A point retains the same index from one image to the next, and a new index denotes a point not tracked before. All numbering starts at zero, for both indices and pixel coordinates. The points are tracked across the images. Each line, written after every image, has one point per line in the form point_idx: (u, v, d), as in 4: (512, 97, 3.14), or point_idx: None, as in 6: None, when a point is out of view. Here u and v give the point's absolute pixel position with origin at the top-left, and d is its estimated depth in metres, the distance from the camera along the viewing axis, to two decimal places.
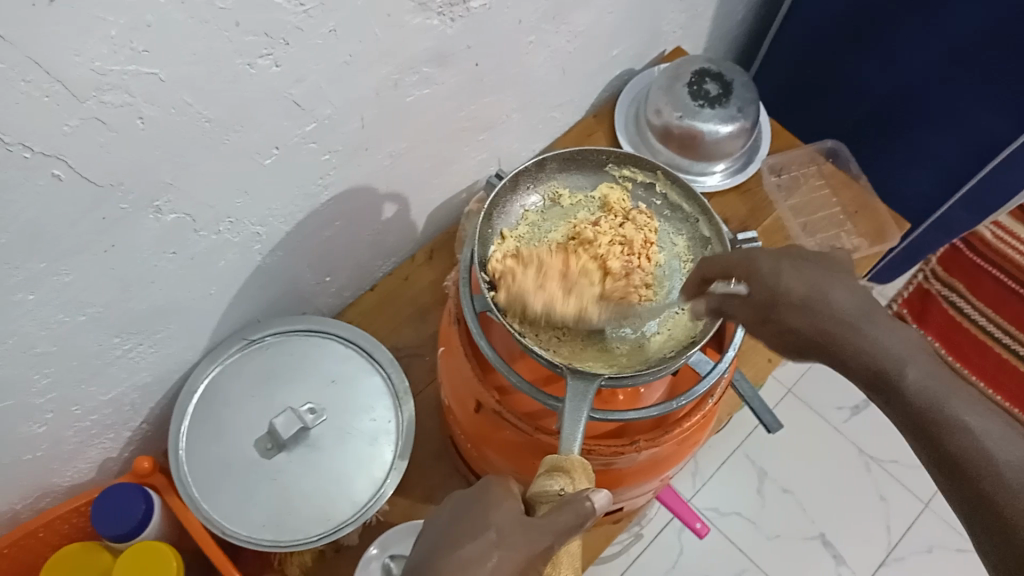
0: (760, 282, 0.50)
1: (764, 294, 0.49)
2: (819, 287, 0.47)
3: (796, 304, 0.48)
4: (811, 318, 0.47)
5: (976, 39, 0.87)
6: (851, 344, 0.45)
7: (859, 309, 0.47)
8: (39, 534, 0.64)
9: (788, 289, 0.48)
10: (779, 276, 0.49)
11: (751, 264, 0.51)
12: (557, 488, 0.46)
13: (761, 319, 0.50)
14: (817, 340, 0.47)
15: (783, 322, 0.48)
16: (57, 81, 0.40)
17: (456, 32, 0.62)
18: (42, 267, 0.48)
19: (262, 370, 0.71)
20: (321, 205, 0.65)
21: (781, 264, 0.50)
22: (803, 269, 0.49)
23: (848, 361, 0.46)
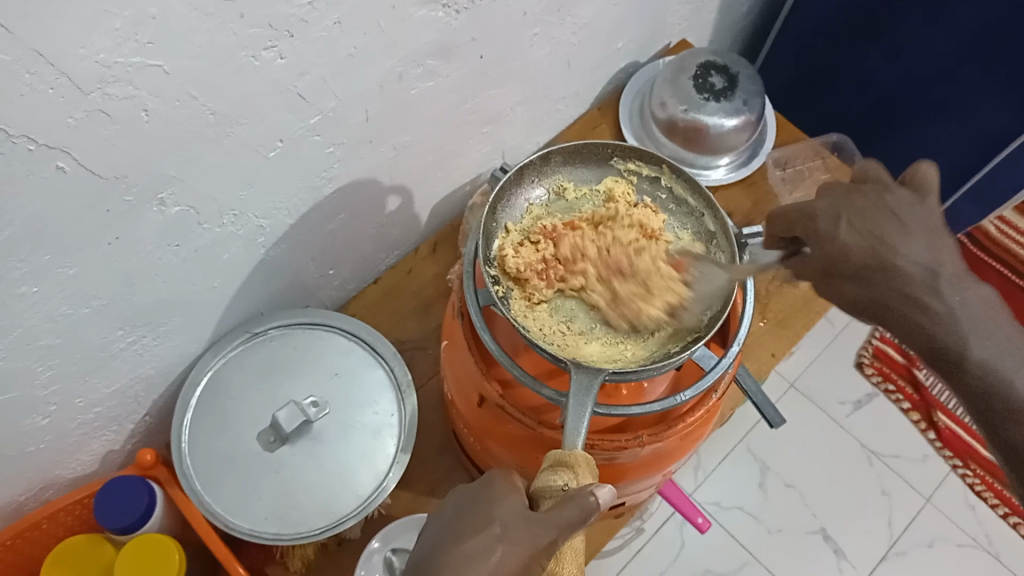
0: (822, 244, 0.53)
1: (827, 255, 0.53)
2: (881, 253, 0.51)
3: (857, 271, 0.51)
4: (873, 286, 0.51)
5: (985, 33, 0.87)
6: (920, 318, 0.50)
7: (924, 278, 0.50)
8: (43, 525, 0.64)
9: (850, 253, 0.52)
10: (843, 240, 0.52)
11: (816, 223, 0.54)
12: (561, 483, 0.46)
13: (820, 277, 0.53)
14: (881, 306, 0.51)
15: (841, 286, 0.52)
16: (61, 74, 0.40)
17: (462, 24, 0.62)
18: (46, 260, 0.48)
19: (265, 362, 0.71)
20: (325, 198, 0.65)
21: (844, 226, 0.52)
22: (868, 228, 0.52)
23: (916, 331, 0.50)
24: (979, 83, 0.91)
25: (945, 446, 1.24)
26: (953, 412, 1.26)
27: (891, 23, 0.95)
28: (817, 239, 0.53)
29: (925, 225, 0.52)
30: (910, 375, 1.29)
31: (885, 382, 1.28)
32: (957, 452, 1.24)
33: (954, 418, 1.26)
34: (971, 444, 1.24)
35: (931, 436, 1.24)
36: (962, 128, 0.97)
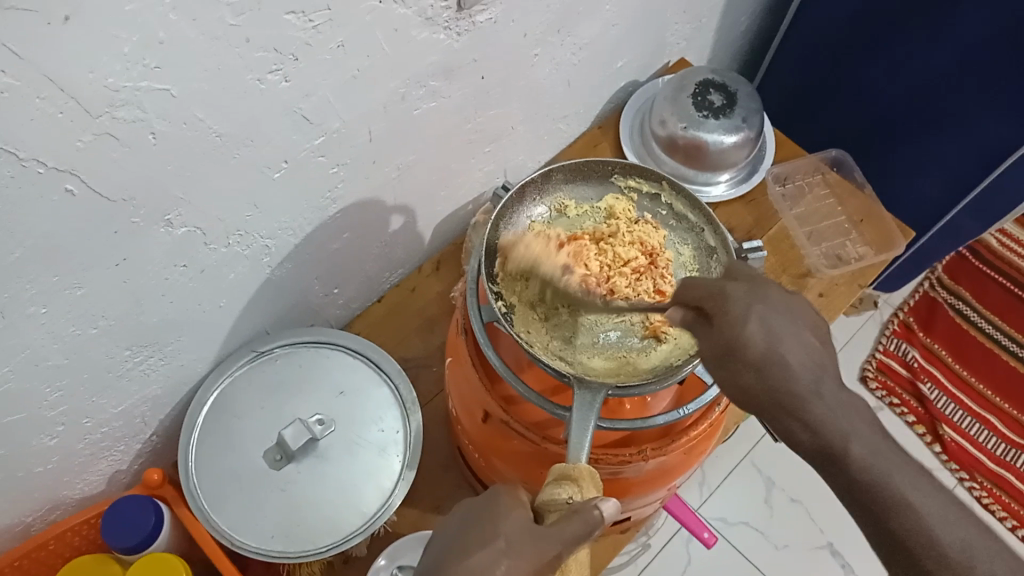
0: (723, 329, 0.47)
1: (725, 342, 0.47)
2: (776, 349, 0.46)
3: (753, 363, 0.46)
4: (765, 382, 0.46)
5: (984, 45, 0.88)
6: (804, 420, 0.45)
7: (807, 381, 0.46)
8: (50, 546, 0.64)
9: (749, 343, 0.46)
10: (743, 328, 0.47)
11: (722, 301, 0.48)
12: (566, 497, 0.46)
13: (715, 362, 0.48)
14: (770, 405, 0.46)
15: (735, 376, 0.47)
16: (71, 98, 0.41)
17: (463, 46, 0.63)
18: (55, 281, 0.48)
19: (271, 381, 0.71)
20: (330, 218, 0.66)
21: (749, 312, 0.47)
22: (770, 318, 0.47)
23: (798, 435, 0.45)
24: (980, 94, 0.91)
25: (951, 459, 1.23)
26: (957, 425, 1.26)
27: (893, 35, 0.96)
28: (718, 320, 0.48)
29: (808, 324, 0.49)
30: (913, 389, 1.29)
31: (889, 396, 1.28)
32: (964, 466, 1.23)
33: (958, 431, 1.26)
34: (975, 457, 1.24)
35: (937, 449, 1.24)
36: (965, 140, 0.96)
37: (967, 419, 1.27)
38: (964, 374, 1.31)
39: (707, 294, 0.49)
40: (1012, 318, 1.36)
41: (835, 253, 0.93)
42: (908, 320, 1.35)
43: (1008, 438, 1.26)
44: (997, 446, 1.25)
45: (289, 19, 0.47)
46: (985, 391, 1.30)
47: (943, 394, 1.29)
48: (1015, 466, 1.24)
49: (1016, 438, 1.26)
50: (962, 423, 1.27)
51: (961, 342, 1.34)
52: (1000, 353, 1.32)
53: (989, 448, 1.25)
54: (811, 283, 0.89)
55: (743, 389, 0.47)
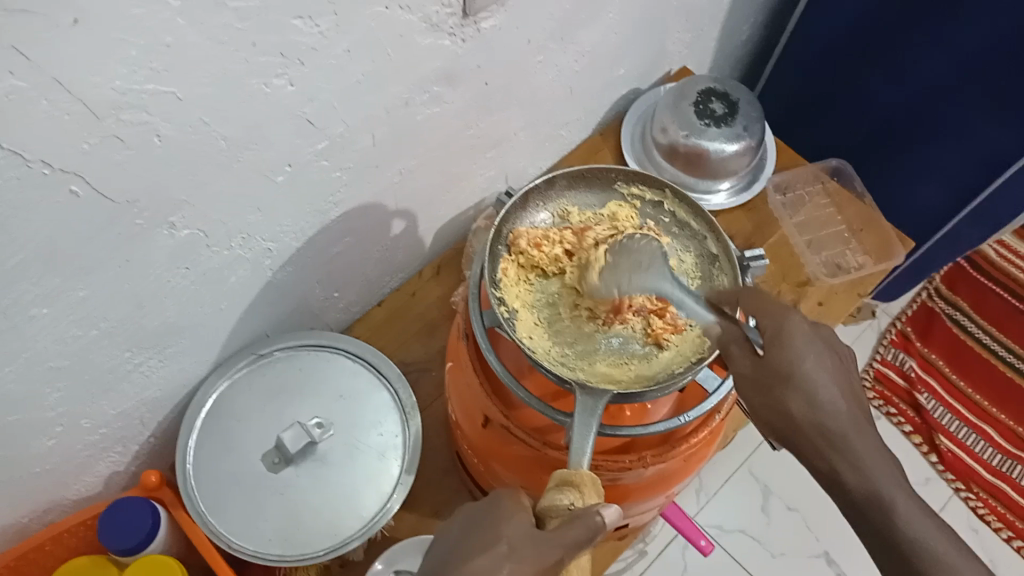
0: (776, 352, 0.49)
1: (778, 367, 0.49)
2: (825, 381, 0.48)
3: (802, 391, 0.48)
4: (811, 412, 0.47)
5: (982, 57, 0.88)
6: (851, 459, 0.46)
7: (851, 421, 0.47)
8: (47, 548, 0.64)
9: (801, 371, 0.48)
10: (796, 355, 0.49)
11: (779, 325, 0.50)
12: (567, 502, 0.46)
13: (759, 387, 0.49)
14: (813, 437, 0.47)
15: (780, 400, 0.48)
16: (77, 101, 0.41)
17: (467, 52, 0.63)
18: (57, 282, 0.48)
19: (271, 384, 0.71)
20: (332, 221, 0.66)
21: (804, 341, 0.49)
22: (820, 353, 0.50)
23: (843, 474, 0.46)
24: (979, 102, 0.92)
25: (948, 469, 1.24)
26: (954, 435, 1.26)
27: (893, 45, 0.97)
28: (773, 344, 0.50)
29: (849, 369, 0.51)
30: (910, 398, 1.29)
31: (887, 405, 1.28)
32: (960, 476, 1.23)
33: (955, 441, 1.26)
34: (971, 468, 1.24)
35: (933, 458, 1.24)
36: (964, 149, 0.97)
37: (964, 430, 1.27)
38: (962, 384, 1.31)
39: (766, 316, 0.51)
40: (1010, 329, 1.36)
41: (834, 262, 0.94)
42: (905, 330, 1.35)
43: (1004, 449, 1.26)
44: (994, 457, 1.25)
45: (295, 23, 0.47)
46: (982, 402, 1.30)
47: (940, 404, 1.29)
48: (1012, 477, 1.24)
49: (1013, 449, 1.26)
50: (959, 433, 1.27)
51: (959, 352, 1.34)
52: (998, 364, 1.33)
53: (985, 459, 1.25)
54: (810, 292, 0.89)
55: (791, 414, 0.48)
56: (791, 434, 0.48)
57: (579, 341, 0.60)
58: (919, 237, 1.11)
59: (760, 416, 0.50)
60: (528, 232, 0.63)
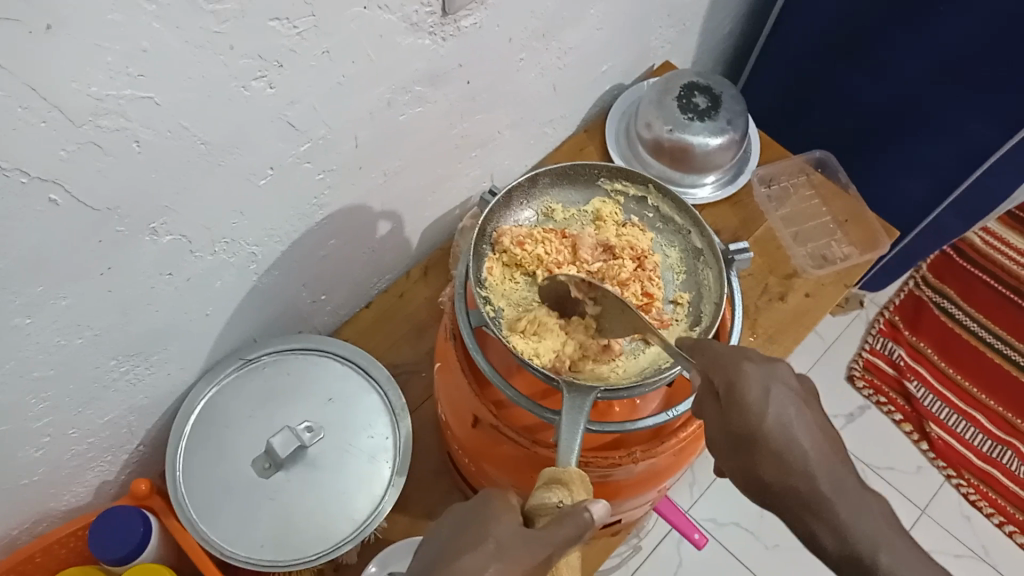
0: (737, 414, 0.47)
1: (741, 429, 0.47)
2: (793, 434, 0.47)
3: (772, 454, 0.46)
4: (783, 474, 0.46)
5: (962, 51, 0.89)
6: (830, 522, 0.45)
7: (826, 475, 0.46)
8: (37, 559, 0.64)
9: (767, 431, 0.46)
10: (760, 416, 0.47)
11: (733, 381, 0.48)
12: (556, 500, 0.46)
13: (731, 451, 0.48)
14: (788, 499, 0.46)
15: (753, 465, 0.47)
16: (54, 108, 0.41)
17: (448, 51, 0.63)
18: (40, 291, 0.48)
19: (259, 389, 0.71)
20: (317, 224, 0.66)
21: (764, 394, 0.47)
22: (782, 402, 0.48)
23: (822, 538, 0.45)
24: (962, 97, 0.92)
25: (939, 457, 1.24)
26: (944, 423, 1.27)
27: (876, 41, 0.97)
28: (731, 404, 0.47)
29: (815, 410, 0.49)
30: (900, 387, 1.30)
31: (876, 395, 1.28)
32: (951, 463, 1.24)
33: (945, 429, 1.27)
34: (962, 454, 1.25)
35: (924, 446, 1.25)
36: (947, 143, 0.97)
37: (954, 418, 1.28)
38: (952, 372, 1.32)
39: (721, 370, 0.48)
40: (999, 316, 1.37)
41: (821, 253, 0.94)
42: (894, 319, 1.36)
43: (994, 435, 1.27)
44: (984, 443, 1.26)
45: (274, 26, 0.47)
46: (971, 389, 1.31)
47: (929, 391, 1.30)
48: (1002, 463, 1.25)
49: (1003, 435, 1.27)
50: (949, 421, 1.28)
51: (948, 339, 1.35)
52: (986, 350, 1.34)
53: (975, 445, 1.26)
54: (796, 284, 0.88)
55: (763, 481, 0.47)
56: (765, 495, 0.47)
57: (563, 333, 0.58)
58: (905, 227, 1.12)
59: (736, 477, 0.49)
60: (512, 231, 0.63)
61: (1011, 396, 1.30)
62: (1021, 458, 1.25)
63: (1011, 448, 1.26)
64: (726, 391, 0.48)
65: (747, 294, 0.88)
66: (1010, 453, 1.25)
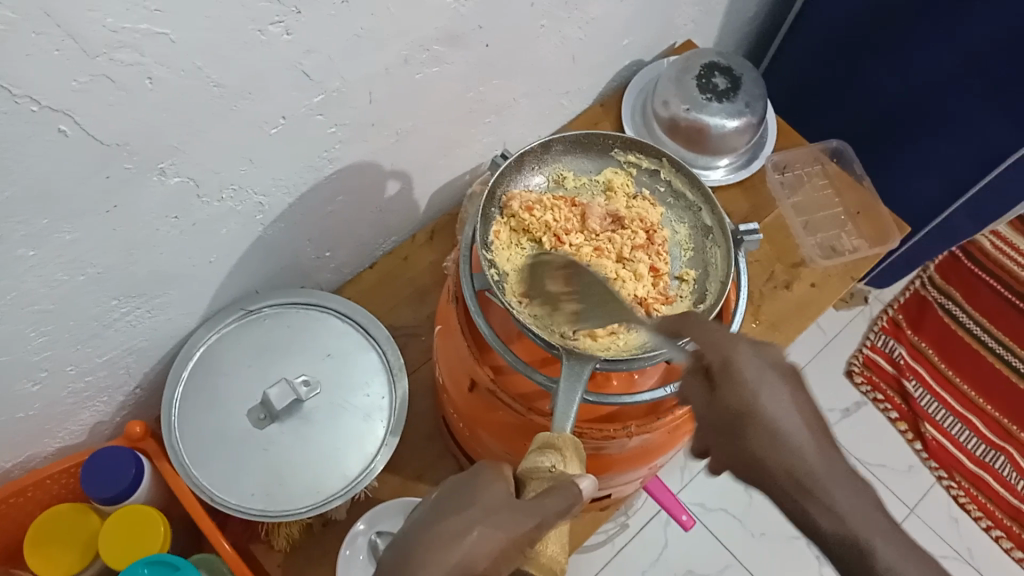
0: (728, 388, 0.43)
1: (732, 406, 0.43)
2: (786, 414, 0.42)
3: (764, 431, 0.41)
4: (774, 453, 0.41)
5: (987, 49, 0.88)
6: (824, 505, 0.39)
7: (822, 463, 0.40)
8: (29, 493, 0.64)
9: (758, 406, 0.42)
10: (753, 391, 0.43)
11: (728, 356, 0.44)
12: (549, 465, 0.47)
13: (718, 432, 0.44)
14: (776, 480, 0.40)
15: (744, 444, 0.42)
16: (68, 36, 0.40)
17: (469, 11, 0.62)
18: (45, 224, 0.48)
19: (259, 340, 0.71)
20: (325, 178, 0.65)
21: (756, 371, 0.43)
22: (774, 380, 0.43)
23: (818, 522, 0.39)
24: (981, 98, 0.92)
25: (932, 457, 1.24)
26: (939, 424, 1.27)
27: (901, 33, 0.95)
28: (724, 379, 0.44)
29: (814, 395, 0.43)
30: (898, 385, 1.30)
31: (874, 391, 1.28)
32: (943, 464, 1.24)
33: (940, 430, 1.27)
34: (955, 457, 1.25)
35: (917, 446, 1.25)
36: (963, 140, 0.97)
37: (951, 420, 1.28)
38: (951, 374, 1.32)
39: (714, 344, 0.45)
40: (1003, 321, 1.36)
41: (830, 244, 0.94)
42: (897, 317, 1.35)
43: (988, 439, 1.27)
44: (978, 447, 1.26)
45: None
46: (969, 391, 1.31)
47: (927, 392, 1.30)
48: (994, 468, 1.25)
49: (997, 439, 1.28)
50: (945, 422, 1.28)
51: (948, 341, 1.34)
52: (986, 354, 1.33)
53: (969, 448, 1.26)
54: (803, 273, 0.88)
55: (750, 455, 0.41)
56: (757, 481, 0.42)
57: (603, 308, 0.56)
58: (916, 225, 1.11)
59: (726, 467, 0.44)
60: (522, 196, 0.63)
61: (1008, 401, 1.30)
62: (1013, 464, 1.26)
63: (1004, 454, 1.26)
64: (719, 370, 0.44)
65: (753, 280, 0.87)
66: (1003, 458, 1.26)
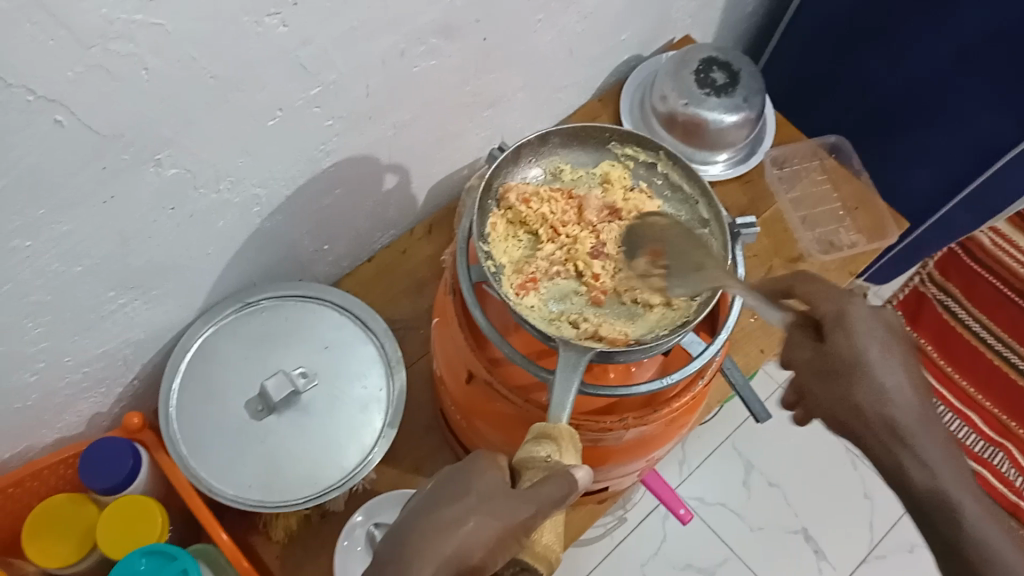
0: (841, 337, 0.46)
1: (841, 354, 0.46)
2: (895, 376, 0.46)
3: (868, 381, 0.46)
4: (881, 407, 0.45)
5: (987, 41, 0.88)
6: (919, 458, 0.44)
7: (919, 424, 0.45)
8: (27, 484, 0.65)
9: (866, 361, 0.46)
10: (861, 343, 0.46)
11: (843, 309, 0.47)
12: (544, 454, 0.47)
13: (821, 376, 0.47)
14: (879, 432, 0.45)
15: (847, 392, 0.46)
16: (63, 26, 0.40)
17: (466, 4, 0.62)
18: (41, 215, 0.48)
19: (256, 332, 0.71)
20: (323, 170, 0.65)
21: (868, 327, 0.47)
22: (884, 339, 0.47)
23: (910, 471, 0.45)
24: (979, 92, 0.92)
25: None
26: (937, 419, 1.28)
27: (896, 28, 0.95)
28: (836, 328, 0.47)
29: (920, 371, 0.47)
30: None
31: None
32: None
33: (938, 426, 1.28)
34: None
35: None
36: (961, 134, 0.97)
37: (949, 416, 1.29)
38: (949, 369, 1.32)
39: (825, 297, 0.48)
40: (1003, 317, 1.35)
41: (828, 239, 0.94)
42: (896, 314, 1.37)
43: (986, 434, 1.28)
44: (977, 443, 1.27)
45: None
46: (967, 387, 1.31)
47: None
48: (992, 463, 1.25)
49: (995, 435, 1.28)
50: (943, 418, 1.28)
51: (947, 337, 1.35)
52: (985, 350, 1.33)
53: (967, 443, 1.27)
54: (801, 267, 0.88)
55: (856, 407, 0.46)
56: (851, 430, 0.47)
57: (698, 258, 0.57)
58: (915, 219, 1.11)
59: (822, 407, 0.48)
60: (519, 188, 0.63)
61: (1007, 398, 1.30)
62: (1012, 460, 1.26)
63: (1002, 449, 1.26)
64: (826, 318, 0.47)
65: (751, 275, 0.88)
66: (1002, 454, 1.26)
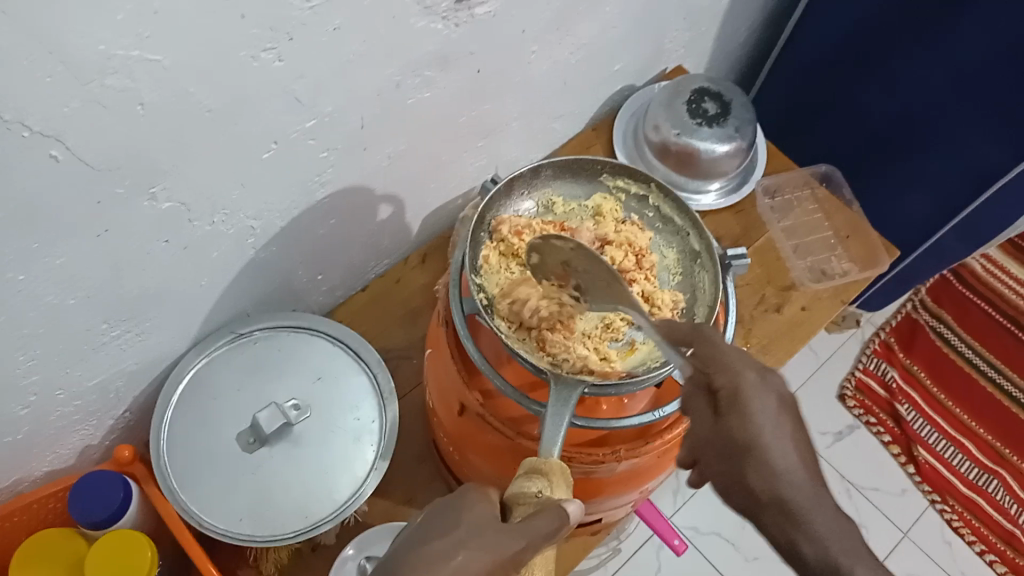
0: (734, 418, 0.46)
1: (736, 432, 0.45)
2: (786, 448, 0.45)
3: (762, 461, 0.44)
4: (775, 486, 0.44)
5: (977, 70, 0.89)
6: (812, 534, 0.42)
7: (812, 496, 0.43)
8: (15, 517, 0.64)
9: (760, 440, 0.45)
10: (754, 422, 0.45)
11: (736, 386, 0.47)
12: (535, 490, 0.46)
13: (720, 455, 0.46)
14: (768, 507, 0.43)
15: (740, 472, 0.45)
16: (61, 63, 0.40)
17: (460, 37, 0.62)
18: (34, 248, 0.48)
19: (249, 363, 0.71)
20: (319, 201, 0.66)
21: (763, 405, 0.46)
22: (779, 416, 0.46)
23: (803, 547, 0.42)
24: (972, 117, 0.92)
25: (925, 480, 1.24)
26: (933, 448, 1.27)
27: (889, 56, 0.97)
28: (731, 407, 0.46)
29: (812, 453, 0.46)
30: (891, 409, 1.30)
31: (867, 414, 1.29)
32: (936, 487, 1.24)
33: (934, 454, 1.27)
34: (948, 481, 1.25)
35: (911, 470, 1.25)
36: (955, 163, 0.97)
37: (943, 443, 1.28)
38: (942, 395, 1.32)
39: (719, 369, 0.47)
40: (994, 343, 1.37)
41: (820, 268, 0.94)
42: (889, 340, 1.36)
43: (982, 462, 1.27)
44: (973, 471, 1.26)
45: None
46: (962, 416, 1.31)
47: (920, 415, 1.30)
48: (988, 492, 1.25)
49: (990, 463, 1.27)
50: (937, 445, 1.28)
51: (940, 362, 1.35)
52: (979, 378, 1.34)
53: (962, 471, 1.26)
54: (793, 296, 0.88)
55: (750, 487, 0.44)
56: (750, 511, 0.44)
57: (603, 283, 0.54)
58: (907, 247, 1.11)
59: (717, 489, 0.47)
60: (511, 220, 0.63)
61: (1001, 425, 1.30)
62: (1008, 489, 1.25)
63: (997, 478, 1.26)
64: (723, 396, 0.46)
65: (743, 303, 0.88)
66: (997, 482, 1.26)
